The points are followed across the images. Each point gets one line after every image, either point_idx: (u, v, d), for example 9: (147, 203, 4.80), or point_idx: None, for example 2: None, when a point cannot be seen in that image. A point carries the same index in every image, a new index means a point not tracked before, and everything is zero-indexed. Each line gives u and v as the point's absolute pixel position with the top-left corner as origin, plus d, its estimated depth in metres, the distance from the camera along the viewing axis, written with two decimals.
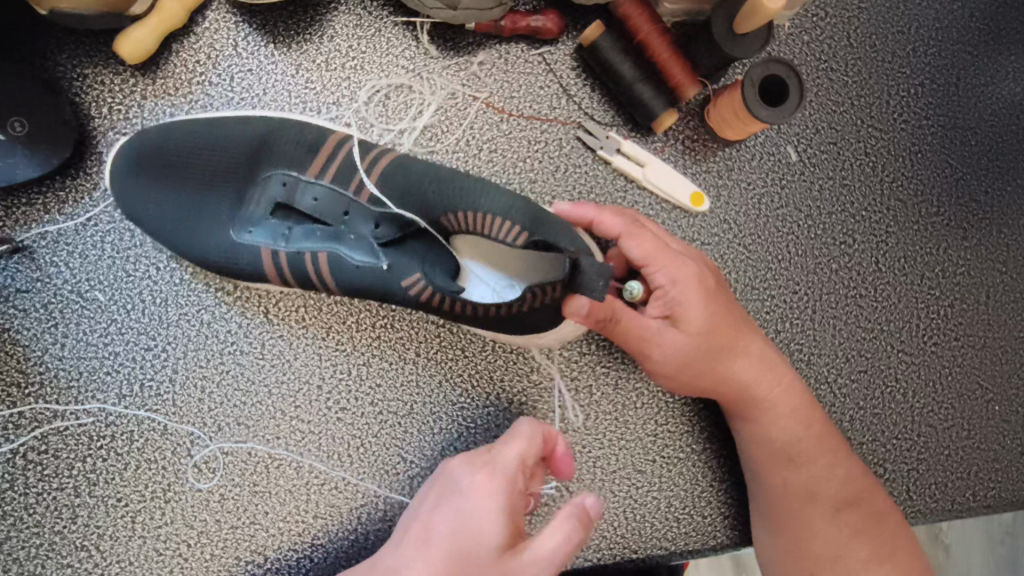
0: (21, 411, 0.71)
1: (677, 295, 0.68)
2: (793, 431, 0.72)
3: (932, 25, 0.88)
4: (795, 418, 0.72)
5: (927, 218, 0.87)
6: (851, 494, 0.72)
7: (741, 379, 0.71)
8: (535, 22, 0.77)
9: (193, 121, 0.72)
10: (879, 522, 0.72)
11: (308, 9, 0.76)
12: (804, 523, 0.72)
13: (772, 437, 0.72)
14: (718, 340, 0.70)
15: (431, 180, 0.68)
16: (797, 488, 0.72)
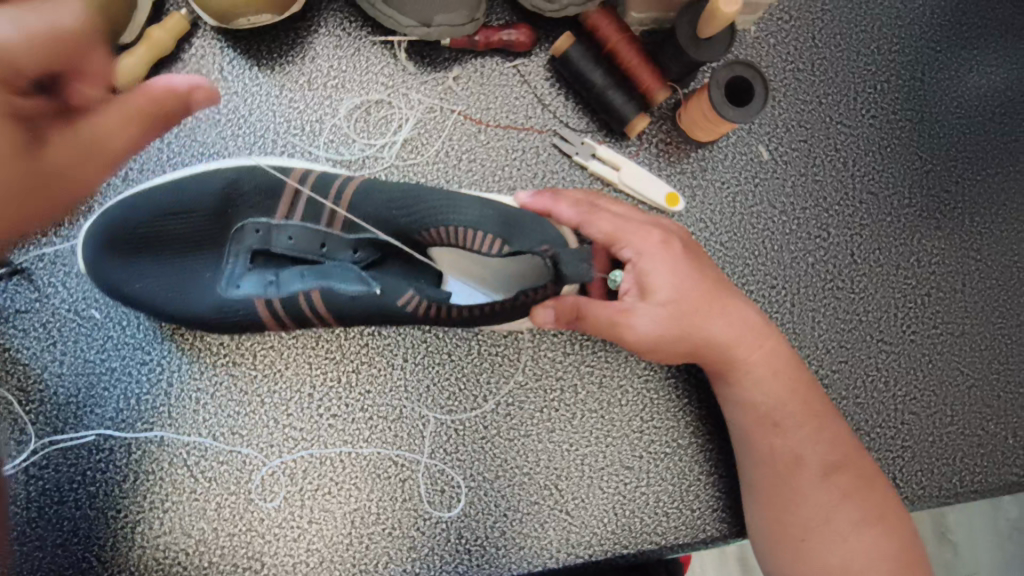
0: (21, 428, 0.73)
1: (647, 267, 0.70)
2: (774, 394, 0.74)
3: (894, 24, 0.91)
4: (777, 382, 0.74)
5: (899, 210, 0.90)
6: (833, 457, 0.73)
7: (722, 342, 0.72)
8: (506, 37, 0.80)
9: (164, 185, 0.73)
10: (869, 484, 0.73)
11: (290, 33, 0.79)
12: (792, 492, 0.72)
13: (754, 403, 0.74)
14: (698, 307, 0.71)
15: (398, 201, 0.72)
16: (784, 454, 0.73)
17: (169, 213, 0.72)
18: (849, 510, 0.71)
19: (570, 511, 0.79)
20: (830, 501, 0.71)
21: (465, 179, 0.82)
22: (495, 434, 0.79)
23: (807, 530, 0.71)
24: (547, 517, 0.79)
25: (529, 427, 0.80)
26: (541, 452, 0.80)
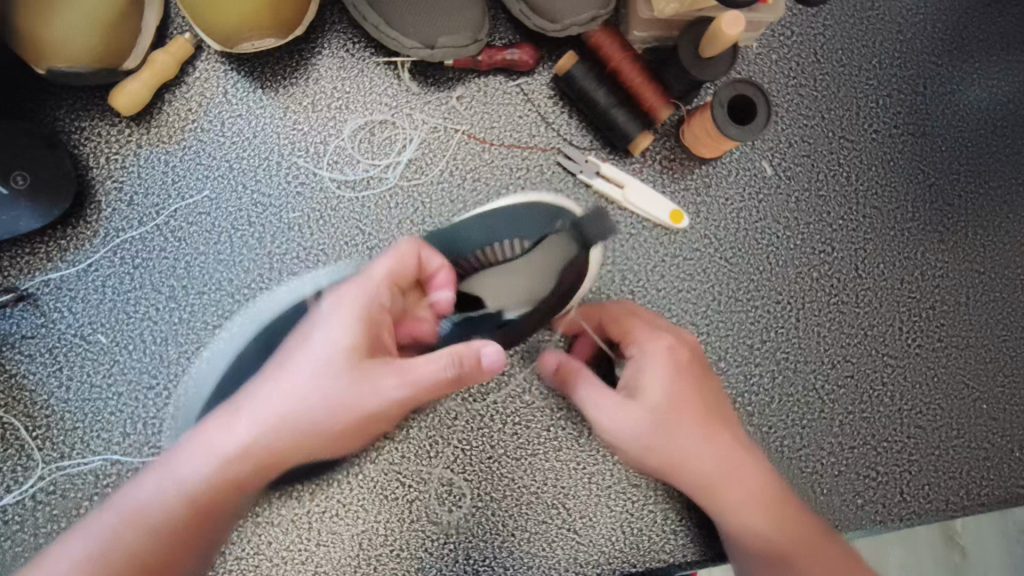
0: (28, 453, 0.73)
1: (644, 368, 0.73)
2: (767, 522, 0.71)
3: (895, 38, 0.91)
4: (768, 511, 0.72)
5: (903, 224, 0.90)
6: (801, 527, 0.72)
7: (703, 460, 0.72)
8: (510, 56, 0.80)
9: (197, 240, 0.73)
10: (818, 543, 0.71)
11: (294, 54, 0.79)
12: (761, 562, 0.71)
13: (744, 520, 0.72)
14: (682, 404, 0.72)
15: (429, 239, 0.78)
16: (756, 531, 0.72)
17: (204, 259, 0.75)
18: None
19: (578, 530, 0.80)
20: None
21: (470, 198, 0.82)
22: (502, 453, 0.79)
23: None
24: (555, 536, 0.79)
25: (536, 446, 0.80)
26: (548, 471, 0.80)
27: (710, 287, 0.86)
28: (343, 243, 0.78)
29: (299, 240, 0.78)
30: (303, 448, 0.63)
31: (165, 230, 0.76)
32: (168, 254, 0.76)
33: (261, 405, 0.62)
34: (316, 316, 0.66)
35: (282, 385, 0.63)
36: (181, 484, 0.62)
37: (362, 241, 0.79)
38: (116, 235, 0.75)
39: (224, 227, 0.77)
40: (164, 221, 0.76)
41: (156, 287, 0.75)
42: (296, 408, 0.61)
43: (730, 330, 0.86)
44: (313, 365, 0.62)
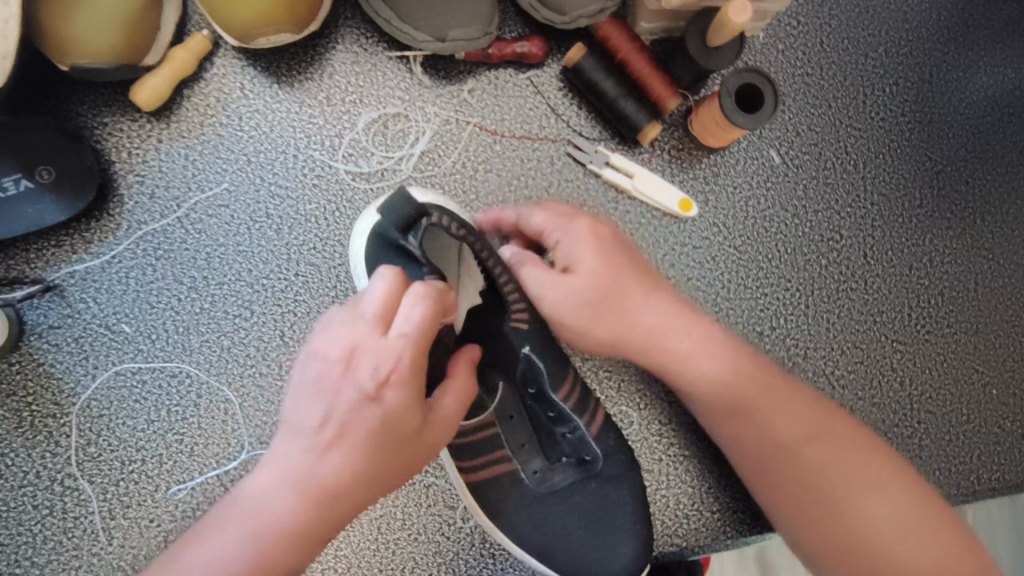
0: (57, 440, 0.75)
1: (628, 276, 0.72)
2: (794, 424, 0.72)
3: (901, 26, 0.92)
4: (790, 410, 0.72)
5: (911, 211, 0.90)
6: (814, 424, 0.72)
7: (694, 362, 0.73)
8: (519, 48, 0.82)
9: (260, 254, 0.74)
10: (845, 438, 0.72)
11: (308, 50, 0.81)
12: (780, 461, 0.72)
13: (772, 425, 0.72)
14: (670, 319, 0.72)
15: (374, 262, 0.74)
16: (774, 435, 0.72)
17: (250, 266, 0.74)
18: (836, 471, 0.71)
19: None
20: (824, 467, 0.71)
21: (482, 189, 0.83)
22: None
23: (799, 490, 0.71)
24: None
25: None
26: None
27: (719, 274, 0.87)
28: None
29: (316, 231, 0.80)
30: (368, 490, 0.61)
31: (186, 222, 0.78)
32: (189, 246, 0.78)
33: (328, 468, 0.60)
34: (315, 359, 0.60)
35: (301, 431, 0.60)
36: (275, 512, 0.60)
37: None
38: (139, 228, 0.77)
39: (243, 218, 0.79)
40: (185, 213, 0.78)
41: (178, 278, 0.77)
42: (327, 447, 0.60)
43: (740, 317, 0.87)
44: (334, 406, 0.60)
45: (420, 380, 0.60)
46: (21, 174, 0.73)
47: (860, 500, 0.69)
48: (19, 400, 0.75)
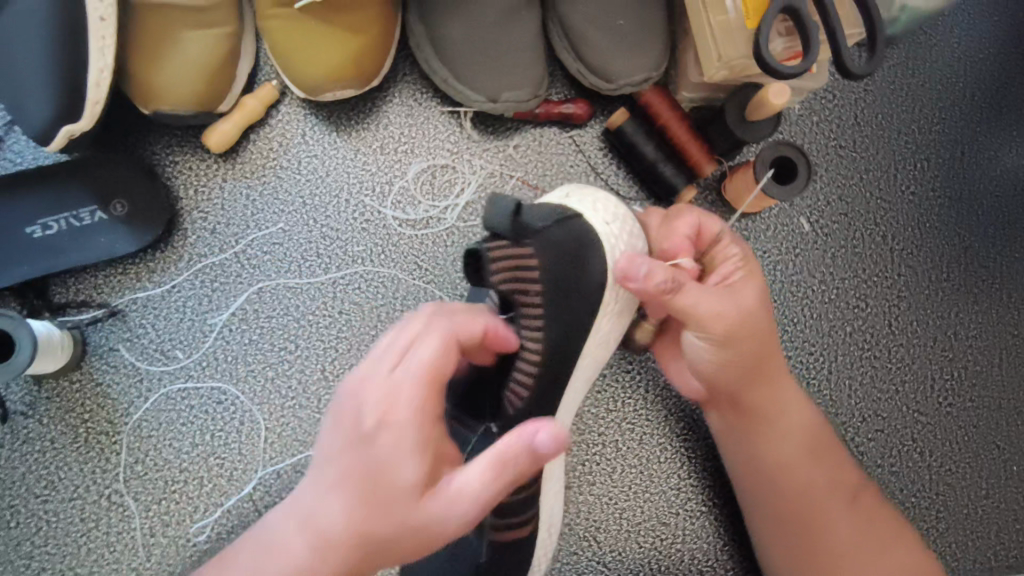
0: (107, 456, 0.79)
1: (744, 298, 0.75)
2: (824, 478, 0.76)
3: (935, 105, 0.95)
4: (825, 466, 0.77)
5: (937, 284, 0.92)
6: (812, 432, 0.77)
7: (778, 400, 0.76)
8: (566, 109, 0.86)
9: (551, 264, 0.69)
10: (870, 511, 0.76)
11: (367, 102, 0.86)
12: (768, 449, 0.76)
13: (812, 481, 0.76)
14: (769, 344, 0.73)
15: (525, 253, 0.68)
16: (777, 423, 0.76)
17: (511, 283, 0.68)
18: (819, 482, 0.76)
19: (608, 564, 0.83)
20: (814, 475, 0.76)
21: None
22: None
23: (775, 467, 0.76)
24: (585, 568, 0.83)
25: (571, 479, 0.84)
26: (581, 504, 0.84)
27: None
28: (404, 276, 0.84)
29: (362, 272, 0.84)
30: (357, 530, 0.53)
31: (242, 257, 0.83)
32: (243, 280, 0.82)
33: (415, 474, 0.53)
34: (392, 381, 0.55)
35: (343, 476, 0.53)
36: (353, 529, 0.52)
37: (419, 276, 0.85)
38: (199, 260, 0.82)
39: (296, 256, 0.83)
40: (241, 249, 0.83)
41: (232, 309, 0.82)
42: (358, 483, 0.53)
43: None
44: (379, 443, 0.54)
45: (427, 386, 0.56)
46: (96, 206, 0.78)
47: (837, 509, 0.75)
48: (75, 416, 0.79)
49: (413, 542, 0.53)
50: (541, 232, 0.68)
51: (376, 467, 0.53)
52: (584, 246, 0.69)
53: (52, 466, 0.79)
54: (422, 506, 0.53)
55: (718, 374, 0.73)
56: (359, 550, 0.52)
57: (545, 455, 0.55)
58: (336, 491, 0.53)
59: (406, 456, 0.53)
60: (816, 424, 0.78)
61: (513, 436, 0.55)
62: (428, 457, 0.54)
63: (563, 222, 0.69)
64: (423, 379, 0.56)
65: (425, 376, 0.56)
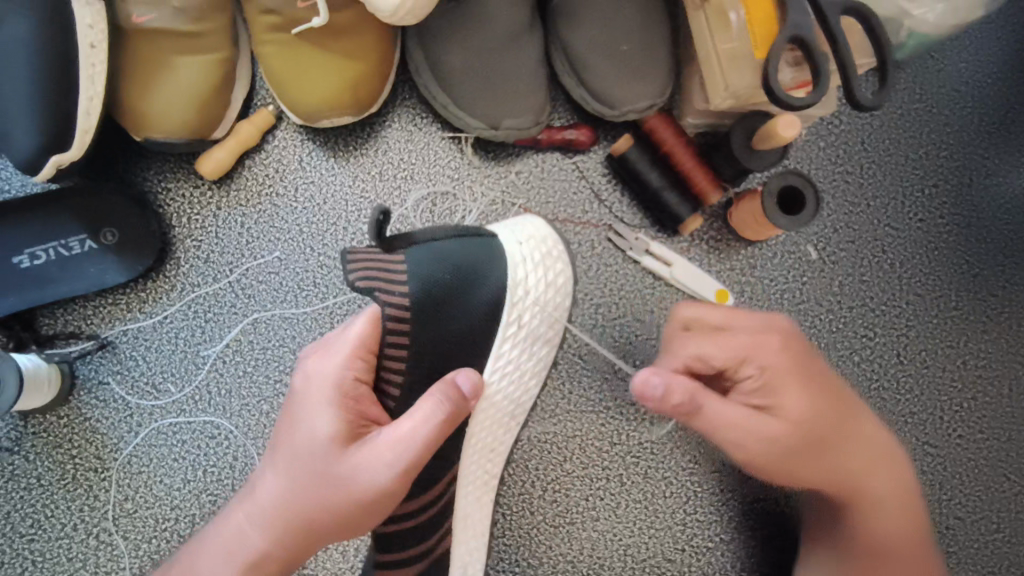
0: (96, 494, 0.77)
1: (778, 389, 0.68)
2: (897, 530, 0.76)
3: (942, 130, 0.93)
4: (899, 517, 0.76)
5: (946, 313, 0.91)
6: (897, 480, 0.76)
7: (866, 457, 0.74)
8: (569, 135, 0.84)
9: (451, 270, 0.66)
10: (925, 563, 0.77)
11: (365, 127, 0.84)
12: (854, 501, 0.75)
13: (882, 534, 0.76)
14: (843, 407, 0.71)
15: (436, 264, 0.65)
16: (868, 500, 0.75)
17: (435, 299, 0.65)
18: (892, 533, 0.76)
19: None
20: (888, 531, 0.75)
21: None
22: (541, 520, 0.82)
23: (862, 540, 0.76)
24: None
25: (574, 515, 0.82)
26: (584, 541, 0.82)
27: None
28: None
29: (361, 303, 0.82)
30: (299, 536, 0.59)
31: (237, 287, 0.81)
32: (237, 310, 0.80)
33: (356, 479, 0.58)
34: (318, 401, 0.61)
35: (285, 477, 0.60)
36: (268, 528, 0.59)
37: None
38: (192, 290, 0.80)
39: (293, 286, 0.81)
40: (236, 279, 0.81)
41: (226, 340, 0.80)
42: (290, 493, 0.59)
43: None
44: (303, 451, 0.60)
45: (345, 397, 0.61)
46: (85, 236, 0.76)
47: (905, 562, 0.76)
48: (62, 452, 0.77)
49: (342, 498, 0.58)
50: (418, 245, 0.65)
51: (301, 428, 0.60)
52: (483, 262, 0.68)
53: (38, 504, 0.76)
54: (331, 467, 0.58)
55: (805, 442, 0.70)
56: (295, 512, 0.59)
57: (465, 400, 0.62)
58: (284, 457, 0.60)
59: (324, 411, 0.60)
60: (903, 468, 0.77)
61: (426, 400, 0.60)
62: (344, 412, 0.60)
63: (459, 236, 0.68)
64: (346, 358, 0.62)
65: (358, 347, 0.62)
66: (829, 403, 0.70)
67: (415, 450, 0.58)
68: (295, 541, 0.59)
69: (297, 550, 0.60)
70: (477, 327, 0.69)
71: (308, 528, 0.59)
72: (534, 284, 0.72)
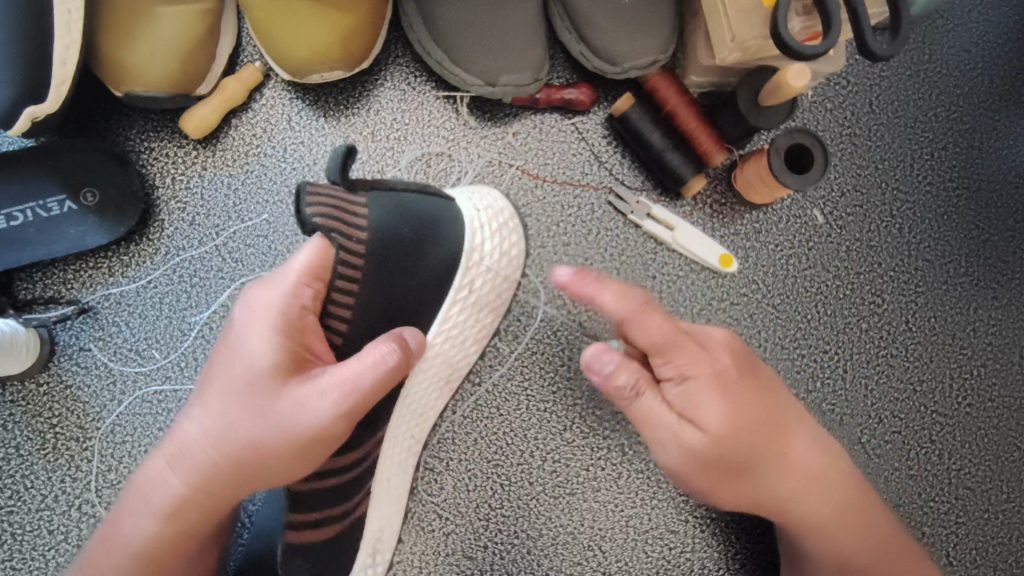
0: (78, 464, 0.74)
1: (686, 395, 0.65)
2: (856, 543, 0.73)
3: (952, 91, 0.90)
4: (859, 526, 0.73)
5: (954, 279, 0.88)
6: (879, 543, 0.73)
7: (792, 469, 0.70)
8: (568, 95, 0.81)
9: (415, 229, 0.63)
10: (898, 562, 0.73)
11: (357, 86, 0.81)
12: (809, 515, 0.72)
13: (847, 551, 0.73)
14: (758, 423, 0.67)
15: (405, 213, 0.62)
16: (816, 517, 0.72)
17: (397, 252, 0.62)
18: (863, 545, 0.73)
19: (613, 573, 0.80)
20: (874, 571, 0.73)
21: None
22: (541, 491, 0.80)
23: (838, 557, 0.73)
24: None
25: (574, 485, 0.80)
26: (585, 512, 0.80)
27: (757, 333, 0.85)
28: None
29: None
30: (220, 480, 0.56)
31: (224, 251, 0.77)
32: (224, 274, 0.77)
33: (296, 427, 0.54)
34: (257, 335, 0.55)
35: (215, 415, 0.56)
36: (191, 463, 0.56)
37: None
38: (177, 254, 0.77)
39: (281, 250, 0.78)
40: (222, 242, 0.78)
41: (213, 307, 0.77)
42: (219, 433, 0.55)
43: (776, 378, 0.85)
44: (237, 387, 0.55)
45: (289, 335, 0.55)
46: (65, 195, 0.73)
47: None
48: (43, 421, 0.74)
49: (280, 437, 0.54)
50: (382, 193, 0.61)
51: (238, 359, 0.56)
52: (440, 218, 0.66)
53: (18, 475, 0.74)
54: (268, 404, 0.54)
55: (702, 461, 0.66)
56: (228, 451, 0.55)
57: (410, 356, 0.58)
58: (217, 391, 0.56)
59: (264, 341, 0.55)
60: (873, 510, 0.74)
61: (374, 345, 0.55)
62: (285, 346, 0.55)
63: (423, 194, 0.65)
64: (290, 288, 0.55)
65: (304, 277, 0.56)
66: (747, 413, 0.66)
67: (358, 392, 0.54)
68: (226, 484, 0.56)
69: (219, 494, 0.57)
70: (428, 289, 0.67)
71: (241, 469, 0.55)
72: (489, 251, 0.71)
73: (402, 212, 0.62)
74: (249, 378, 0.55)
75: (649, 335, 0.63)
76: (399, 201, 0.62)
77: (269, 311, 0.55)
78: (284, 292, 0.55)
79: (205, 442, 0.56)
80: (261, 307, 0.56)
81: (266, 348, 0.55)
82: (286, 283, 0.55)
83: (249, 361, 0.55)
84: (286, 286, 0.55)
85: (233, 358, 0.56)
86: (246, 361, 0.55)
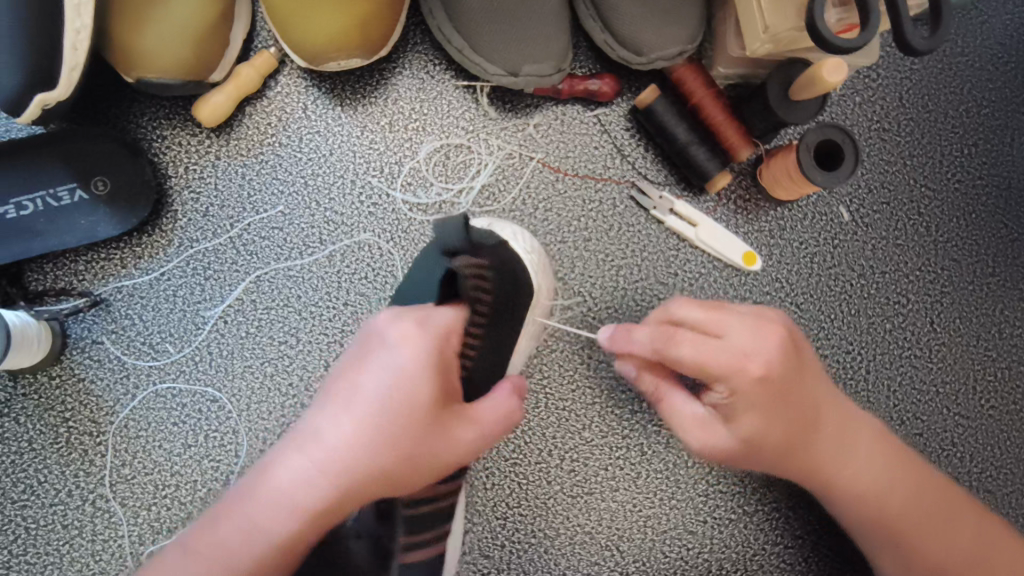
0: (91, 459, 0.73)
1: (737, 407, 0.63)
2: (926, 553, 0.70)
3: (984, 85, 0.88)
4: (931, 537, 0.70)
5: (981, 279, 0.86)
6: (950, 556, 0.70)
7: (839, 468, 0.69)
8: (591, 86, 0.79)
9: (515, 280, 0.66)
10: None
11: (374, 73, 0.79)
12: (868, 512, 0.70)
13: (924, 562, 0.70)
14: (807, 423, 0.66)
15: (507, 271, 0.65)
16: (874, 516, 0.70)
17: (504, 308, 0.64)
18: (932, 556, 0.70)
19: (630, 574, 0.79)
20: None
21: (541, 229, 0.81)
22: (558, 490, 0.79)
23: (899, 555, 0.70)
24: None
25: (593, 484, 0.79)
26: (602, 512, 0.79)
27: None
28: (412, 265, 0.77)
29: (368, 260, 0.77)
30: (350, 505, 0.55)
31: (238, 243, 0.76)
32: (239, 267, 0.76)
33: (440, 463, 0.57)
34: (404, 381, 0.55)
35: (349, 447, 0.54)
36: (317, 490, 0.54)
37: None
38: (191, 245, 0.75)
39: (297, 243, 0.76)
40: (237, 234, 0.76)
41: (228, 301, 0.75)
42: (354, 467, 0.54)
43: None
44: (381, 424, 0.54)
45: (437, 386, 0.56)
46: (75, 184, 0.71)
47: None
48: (55, 415, 0.73)
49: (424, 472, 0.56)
50: (491, 252, 0.64)
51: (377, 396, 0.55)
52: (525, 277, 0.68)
53: (31, 469, 0.73)
54: (415, 446, 0.55)
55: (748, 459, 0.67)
56: (363, 484, 0.54)
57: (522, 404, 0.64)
58: (351, 424, 0.54)
59: (415, 387, 0.55)
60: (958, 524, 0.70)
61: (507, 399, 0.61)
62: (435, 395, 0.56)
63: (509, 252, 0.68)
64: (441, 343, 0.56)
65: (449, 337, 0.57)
66: (791, 417, 0.65)
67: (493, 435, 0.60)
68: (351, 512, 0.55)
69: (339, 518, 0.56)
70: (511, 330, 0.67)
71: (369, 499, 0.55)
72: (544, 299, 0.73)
73: (505, 269, 0.65)
74: (394, 418, 0.54)
75: (682, 350, 0.62)
76: (501, 262, 0.65)
77: (415, 360, 0.55)
78: (433, 346, 0.56)
79: (337, 471, 0.54)
80: (405, 355, 0.55)
81: (413, 395, 0.55)
82: (433, 339, 0.56)
83: (394, 398, 0.54)
84: (433, 343, 0.56)
85: (374, 394, 0.55)
86: (386, 398, 0.55)
